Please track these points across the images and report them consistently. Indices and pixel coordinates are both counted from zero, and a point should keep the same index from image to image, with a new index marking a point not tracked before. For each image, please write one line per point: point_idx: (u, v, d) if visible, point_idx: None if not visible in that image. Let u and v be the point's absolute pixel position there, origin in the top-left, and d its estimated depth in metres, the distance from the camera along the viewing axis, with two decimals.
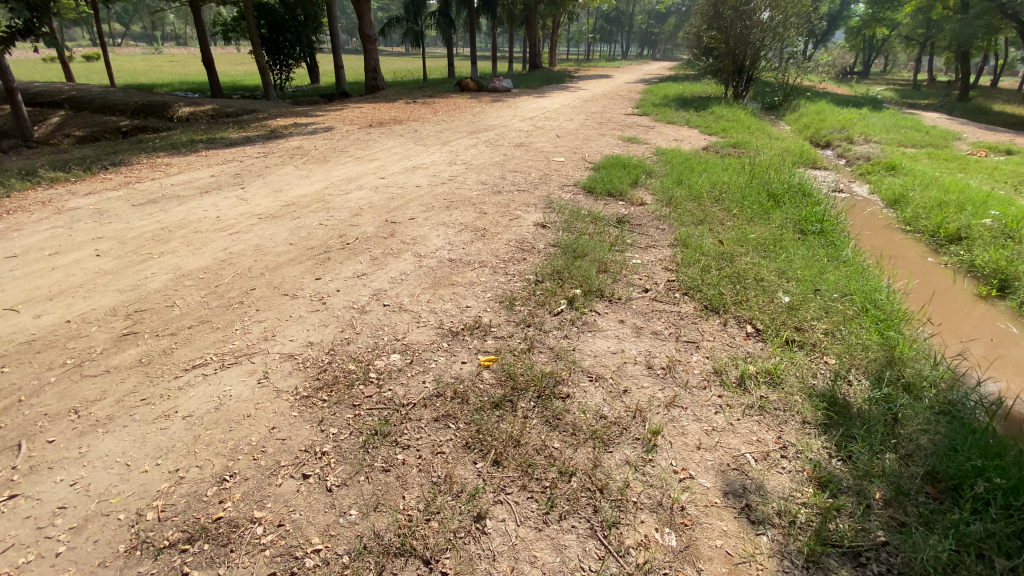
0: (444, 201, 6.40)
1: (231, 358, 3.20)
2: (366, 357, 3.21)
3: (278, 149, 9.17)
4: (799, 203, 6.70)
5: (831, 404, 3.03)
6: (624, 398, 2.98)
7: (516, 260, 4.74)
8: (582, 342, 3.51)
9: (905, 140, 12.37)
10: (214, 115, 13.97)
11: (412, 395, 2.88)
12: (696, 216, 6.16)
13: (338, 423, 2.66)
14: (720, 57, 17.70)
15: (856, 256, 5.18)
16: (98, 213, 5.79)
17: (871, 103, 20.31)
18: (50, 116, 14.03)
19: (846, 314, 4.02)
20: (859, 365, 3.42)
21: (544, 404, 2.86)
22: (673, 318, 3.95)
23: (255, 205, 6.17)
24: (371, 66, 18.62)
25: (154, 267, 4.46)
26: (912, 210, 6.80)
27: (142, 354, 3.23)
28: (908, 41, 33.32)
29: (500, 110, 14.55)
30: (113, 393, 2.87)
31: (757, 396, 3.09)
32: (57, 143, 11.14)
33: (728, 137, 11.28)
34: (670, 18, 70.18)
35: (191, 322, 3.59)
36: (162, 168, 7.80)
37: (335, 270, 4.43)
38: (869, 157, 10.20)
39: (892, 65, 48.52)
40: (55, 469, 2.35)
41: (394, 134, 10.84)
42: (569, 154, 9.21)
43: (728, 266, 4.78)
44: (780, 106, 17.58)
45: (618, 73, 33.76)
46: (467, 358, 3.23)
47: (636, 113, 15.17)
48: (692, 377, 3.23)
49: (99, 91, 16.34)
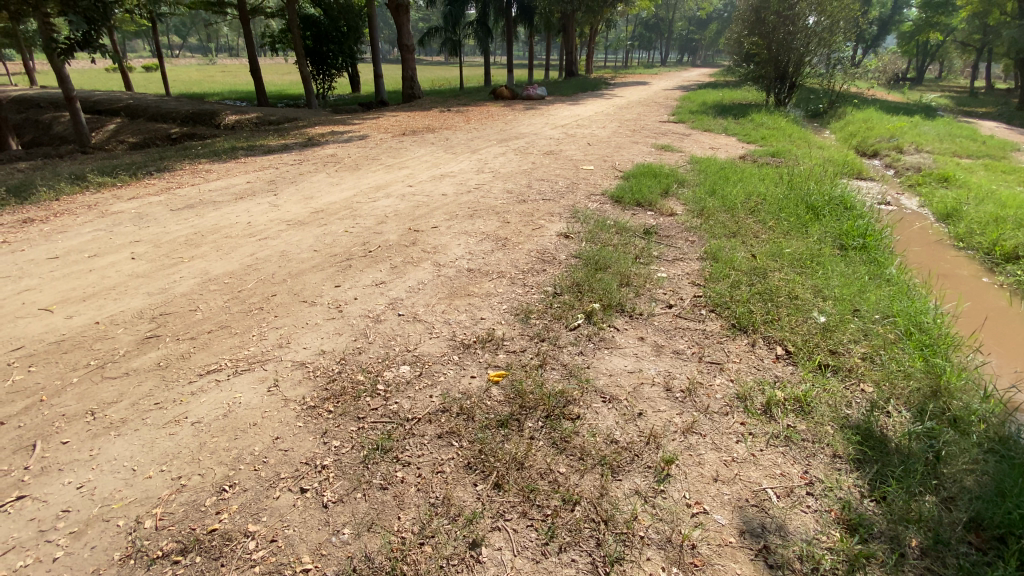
0: (468, 210, 6.38)
1: (245, 364, 3.22)
2: (375, 367, 3.17)
3: (313, 157, 9.40)
4: (840, 217, 6.33)
5: (867, 438, 2.79)
6: (638, 421, 2.84)
7: (536, 271, 4.65)
8: (598, 360, 3.38)
9: (960, 149, 11.65)
10: (257, 123, 14.49)
11: (418, 408, 2.82)
12: (728, 228, 5.91)
13: (341, 436, 2.62)
14: (761, 63, 17.19)
15: (901, 274, 4.84)
16: (138, 217, 6.05)
17: (924, 111, 19.27)
18: (107, 124, 14.88)
19: (886, 338, 3.74)
20: (900, 395, 3.16)
21: (553, 424, 2.75)
22: (697, 336, 3.76)
23: (285, 211, 6.30)
24: (408, 75, 18.98)
25: (183, 270, 4.60)
26: (966, 226, 6.33)
27: (160, 358, 3.31)
28: (965, 47, 31.59)
29: (532, 118, 14.53)
30: (129, 395, 2.96)
31: (784, 425, 2.88)
32: (111, 149, 11.78)
33: (767, 146, 10.88)
34: (711, 25, 68.94)
35: (211, 327, 3.66)
36: (203, 174, 8.11)
37: (355, 278, 4.45)
38: (920, 168, 9.62)
39: (949, 70, 46.12)
40: (65, 471, 2.44)
41: (426, 142, 10.97)
42: (598, 163, 9.07)
43: (760, 282, 4.54)
44: (824, 114, 16.91)
45: (656, 80, 33.31)
46: (477, 372, 3.16)
47: (672, 120, 14.87)
48: (714, 402, 3.05)
49: (153, 99, 17.25)
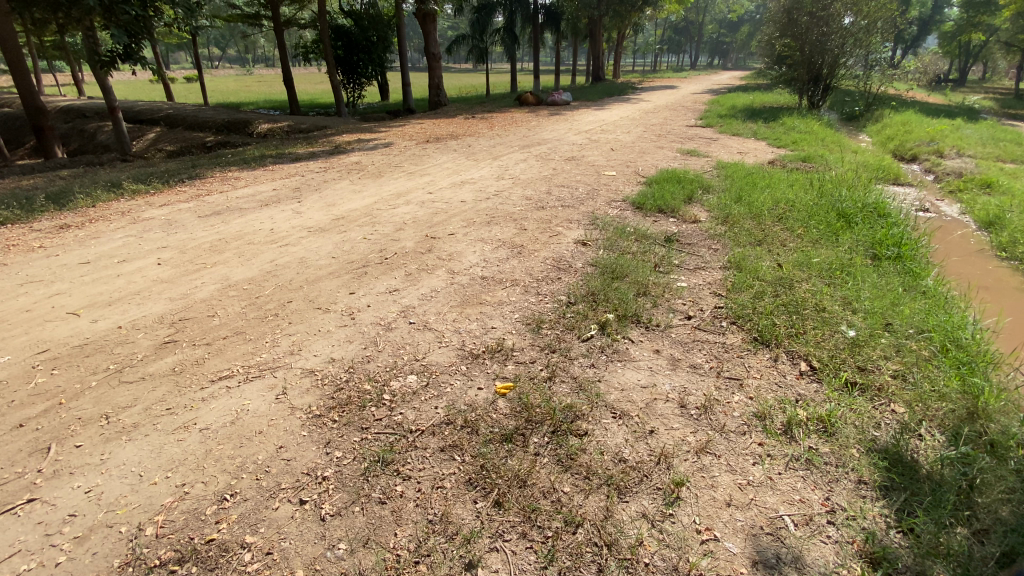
0: (486, 217, 6.37)
1: (255, 371, 3.25)
2: (382, 377, 3.14)
3: (338, 164, 9.55)
4: (874, 225, 6.04)
5: (897, 464, 2.60)
6: (649, 439, 2.73)
7: (550, 280, 4.58)
8: (610, 373, 3.28)
9: (1005, 154, 11.05)
10: (288, 131, 14.87)
11: (423, 420, 2.78)
12: (754, 236, 5.72)
13: (343, 446, 2.60)
14: (793, 65, 16.71)
15: (938, 286, 4.56)
16: (168, 224, 6.24)
17: (967, 113, 18.37)
18: (147, 133, 15.50)
19: (921, 355, 3.51)
20: (932, 417, 2.96)
21: (559, 441, 2.67)
22: (715, 350, 3.62)
23: (307, 218, 6.40)
24: (434, 83, 19.18)
25: (205, 276, 4.71)
26: (1010, 234, 5.97)
27: (176, 363, 3.39)
28: (1010, 47, 30.15)
29: (556, 124, 14.47)
30: (143, 401, 3.05)
31: (805, 446, 2.72)
32: (149, 157, 12.26)
33: (798, 151, 10.53)
34: (742, 28, 67.65)
35: (226, 332, 3.72)
36: (232, 181, 8.33)
37: (369, 285, 4.46)
38: (962, 173, 9.14)
39: (995, 71, 44.09)
40: (75, 475, 2.52)
41: (449, 149, 11.03)
42: (621, 168, 8.94)
43: (785, 292, 4.35)
44: (860, 117, 16.29)
45: (683, 84, 32.96)
46: (484, 384, 3.10)
47: (700, 124, 14.60)
48: (731, 420, 2.91)
49: (191, 109, 17.90)
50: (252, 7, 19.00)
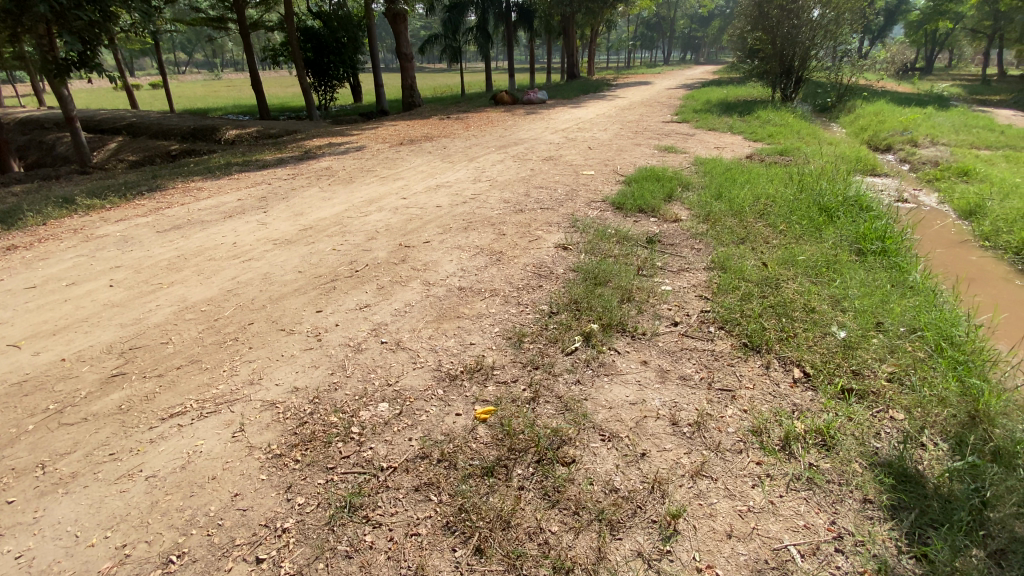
0: (463, 222, 6.13)
1: (210, 405, 2.96)
2: (350, 407, 2.88)
3: (307, 171, 9.19)
4: (856, 218, 5.97)
5: (902, 480, 2.47)
6: (641, 464, 2.53)
7: (531, 288, 4.37)
8: (597, 390, 3.08)
9: (977, 141, 11.21)
10: (256, 137, 14.38)
11: (395, 455, 2.54)
12: (737, 233, 5.60)
13: (306, 491, 2.35)
14: (765, 58, 16.82)
15: (925, 280, 4.49)
16: (123, 241, 5.85)
17: (937, 102, 18.72)
18: (108, 143, 14.84)
19: (916, 356, 3.40)
20: (933, 424, 2.84)
21: (545, 471, 2.46)
22: (706, 359, 3.45)
23: (274, 230, 6.07)
24: (407, 83, 18.81)
25: (161, 298, 4.38)
26: (991, 224, 5.95)
27: (123, 400, 3.09)
28: (974, 35, 30.79)
29: (533, 123, 14.27)
30: (85, 445, 2.75)
31: (806, 464, 2.56)
32: (110, 168, 11.72)
33: (775, 144, 10.50)
34: (713, 22, 68.28)
35: (181, 362, 3.42)
36: (194, 192, 7.93)
37: (338, 301, 4.19)
38: (938, 162, 9.21)
39: (959, 59, 45.15)
40: (4, 538, 2.24)
41: (424, 151, 10.75)
42: (599, 167, 8.78)
43: (772, 293, 4.22)
44: (832, 108, 16.44)
45: (658, 79, 33.06)
46: (462, 409, 2.87)
47: (676, 119, 14.56)
48: (726, 438, 2.73)
49: (155, 116, 17.23)
50: (217, 10, 18.38)
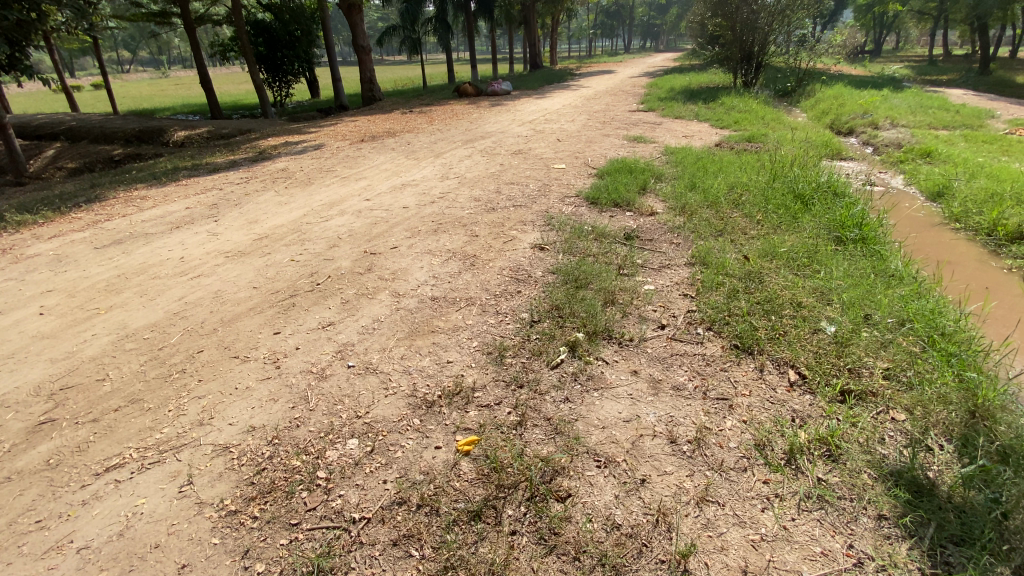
0: (432, 224, 5.81)
1: (154, 454, 2.60)
2: (316, 448, 2.57)
3: (263, 173, 8.65)
4: (831, 204, 5.93)
5: (915, 492, 2.33)
6: (642, 492, 2.32)
7: (509, 295, 4.11)
8: (588, 408, 2.85)
9: (935, 122, 11.48)
10: (207, 138, 13.57)
11: (369, 503, 2.26)
12: (715, 225, 5.47)
13: (267, 556, 2.05)
14: (726, 44, 16.90)
15: (907, 268, 4.44)
16: (56, 260, 5.28)
17: (891, 84, 19.19)
18: (43, 148, 13.74)
19: (910, 350, 3.30)
20: (936, 423, 2.74)
21: (538, 510, 2.22)
22: (697, 364, 3.27)
23: (226, 240, 5.61)
24: (366, 78, 18.10)
25: (97, 325, 3.91)
26: (961, 205, 6.02)
27: (51, 453, 2.68)
28: (920, 16, 31.79)
29: (498, 115, 13.91)
30: (5, 513, 2.35)
31: (814, 480, 2.40)
32: (46, 177, 10.83)
33: (742, 131, 10.47)
34: (671, 10, 68.97)
35: (120, 402, 3.01)
36: (138, 201, 7.31)
37: (298, 320, 3.83)
38: (900, 144, 9.36)
39: (906, 40, 46.78)
40: None
41: (387, 148, 10.30)
42: (570, 160, 8.56)
43: (757, 288, 4.07)
44: (793, 93, 16.65)
45: (620, 67, 33.03)
46: (443, 441, 2.60)
47: (642, 108, 14.46)
48: (729, 455, 2.55)
49: (95, 119, 16.08)
50: (158, 4, 17.23)
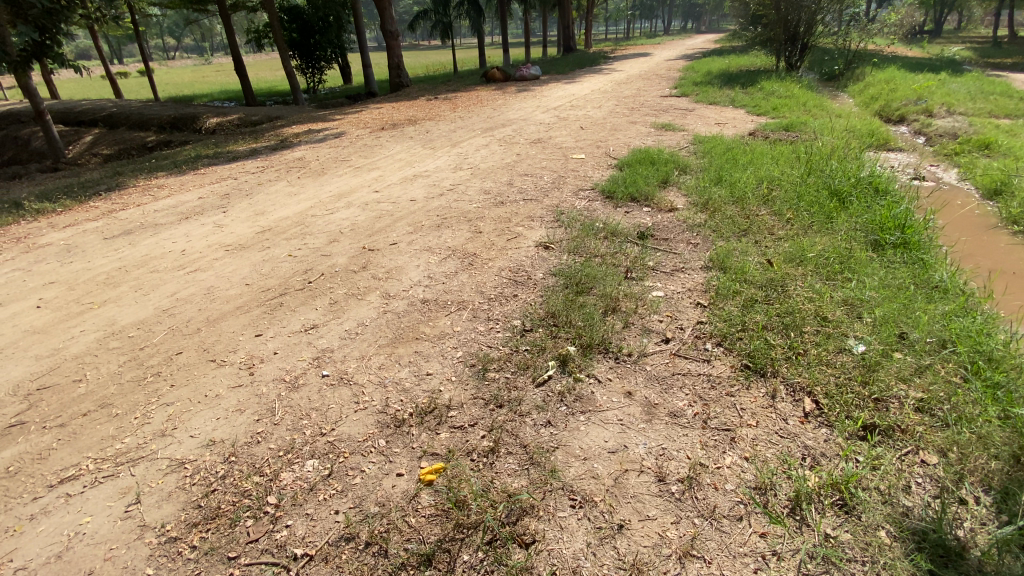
0: (437, 218, 5.59)
1: (111, 466, 2.50)
2: (273, 469, 2.41)
3: (280, 162, 8.60)
4: (871, 203, 5.38)
5: (940, 558, 1.99)
6: (617, 541, 2.06)
7: (505, 299, 3.85)
8: (570, 434, 2.59)
9: (996, 109, 10.47)
10: (235, 124, 13.70)
11: (315, 538, 2.09)
12: (739, 224, 5.03)
13: None
14: (769, 25, 15.86)
15: (953, 279, 3.95)
16: (65, 251, 5.32)
17: (950, 67, 17.76)
18: (83, 135, 14.17)
19: (949, 378, 2.88)
20: (972, 471, 2.35)
21: (497, 557, 1.99)
22: (700, 386, 2.94)
23: (230, 233, 5.55)
24: (393, 63, 17.90)
25: (86, 321, 3.86)
26: (1020, 205, 5.39)
27: (13, 459, 2.60)
28: None
29: (523, 102, 13.49)
30: None
31: (820, 536, 2.08)
32: (81, 164, 11.14)
33: (780, 119, 9.77)
34: None
35: (89, 407, 2.93)
36: (155, 190, 7.36)
37: (282, 321, 3.69)
38: (956, 133, 8.53)
39: (969, 20, 43.45)
40: None
41: (406, 136, 10.11)
42: (590, 149, 8.17)
43: (778, 299, 3.67)
44: (840, 76, 15.55)
45: (655, 50, 31.76)
46: (406, 467, 2.40)
47: (675, 93, 13.76)
48: (724, 500, 2.24)
49: (133, 106, 16.49)
50: None
